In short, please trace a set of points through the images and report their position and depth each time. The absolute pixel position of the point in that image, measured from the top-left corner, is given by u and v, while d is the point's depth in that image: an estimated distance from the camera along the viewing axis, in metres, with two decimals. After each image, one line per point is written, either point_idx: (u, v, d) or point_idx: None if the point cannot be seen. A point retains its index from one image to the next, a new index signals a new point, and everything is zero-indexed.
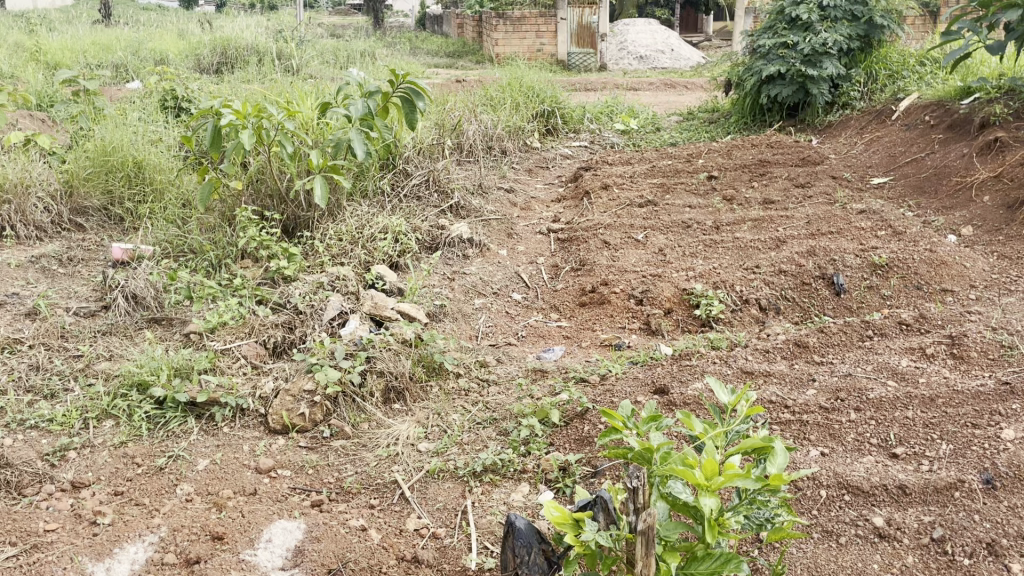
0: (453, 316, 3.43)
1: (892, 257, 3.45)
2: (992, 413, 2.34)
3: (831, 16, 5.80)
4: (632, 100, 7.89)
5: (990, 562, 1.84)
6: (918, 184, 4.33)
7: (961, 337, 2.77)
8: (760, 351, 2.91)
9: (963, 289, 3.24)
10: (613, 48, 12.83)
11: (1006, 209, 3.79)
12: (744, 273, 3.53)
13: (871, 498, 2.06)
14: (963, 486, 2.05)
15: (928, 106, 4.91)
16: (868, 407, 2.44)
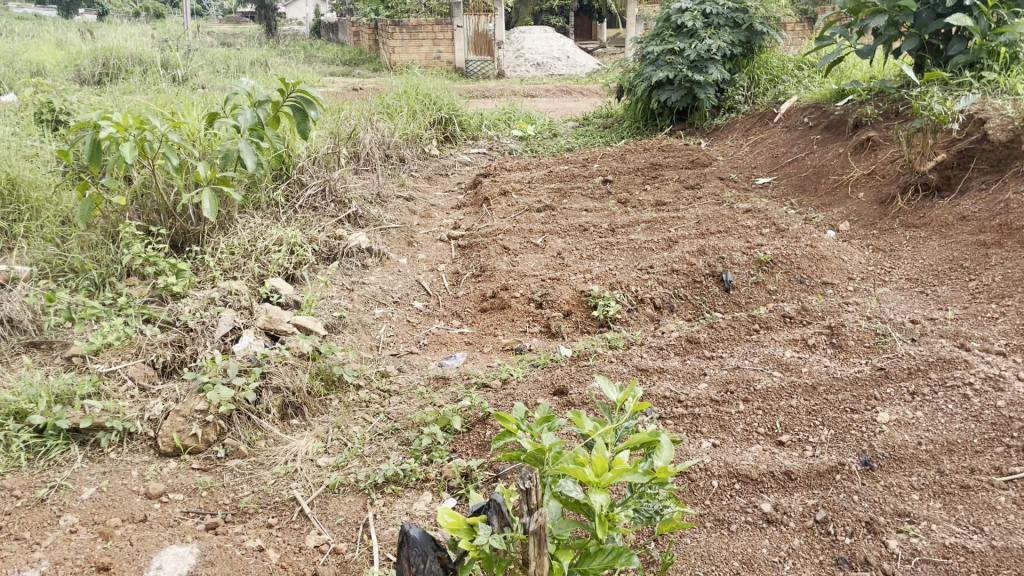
0: (353, 327, 3.38)
1: (777, 253, 3.60)
2: (868, 397, 2.47)
3: (714, 23, 6.01)
4: (528, 106, 7.98)
5: (869, 540, 1.93)
6: (799, 183, 4.54)
7: (840, 326, 2.91)
8: (655, 348, 2.99)
9: (842, 281, 3.40)
10: (510, 55, 12.94)
11: (879, 205, 4.01)
12: (638, 273, 3.62)
13: (759, 485, 2.15)
14: (843, 469, 2.16)
15: (806, 108, 5.16)
16: (755, 397, 2.55)
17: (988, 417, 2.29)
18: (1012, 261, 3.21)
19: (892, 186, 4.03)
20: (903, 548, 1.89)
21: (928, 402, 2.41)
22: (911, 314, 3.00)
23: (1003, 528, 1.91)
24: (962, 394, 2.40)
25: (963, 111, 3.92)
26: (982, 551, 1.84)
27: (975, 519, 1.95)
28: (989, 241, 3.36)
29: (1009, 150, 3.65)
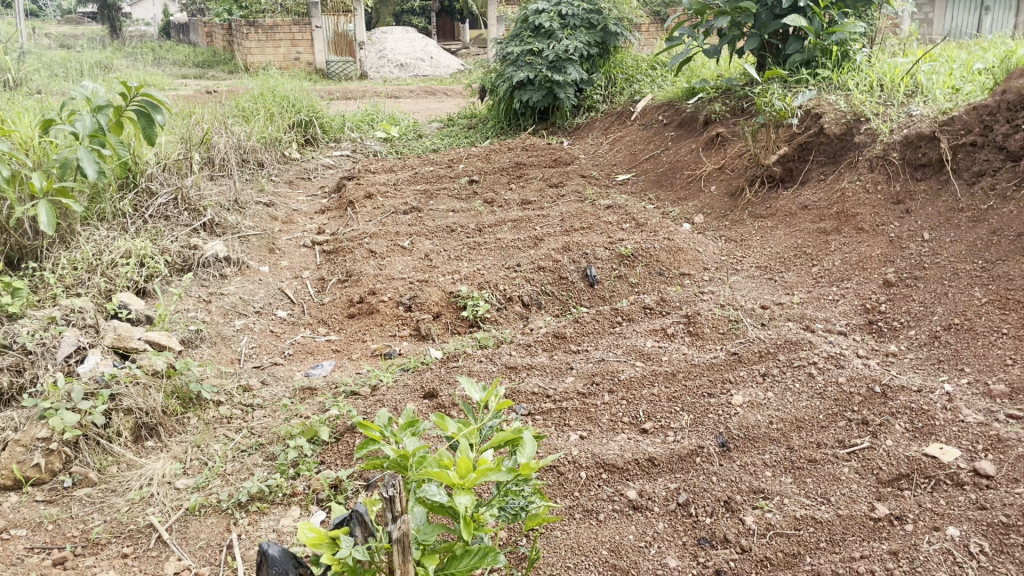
0: (212, 341, 3.24)
1: (637, 247, 3.71)
2: (724, 381, 2.59)
3: (571, 24, 6.14)
4: (392, 107, 7.91)
5: (728, 518, 2.02)
6: (657, 178, 4.71)
7: (696, 315, 3.03)
8: (523, 346, 3.01)
9: (698, 271, 3.55)
10: (372, 56, 12.79)
11: (730, 197, 4.22)
12: (506, 272, 3.64)
13: (625, 474, 2.21)
14: (703, 452, 2.25)
15: (660, 106, 5.35)
16: (620, 388, 2.62)
17: (831, 394, 2.44)
18: (848, 246, 3.45)
19: (741, 179, 4.24)
20: (759, 523, 1.99)
21: (777, 382, 2.55)
22: (761, 300, 3.17)
23: (847, 497, 2.05)
24: (808, 372, 2.56)
25: (801, 107, 4.16)
26: (830, 521, 1.97)
27: (822, 491, 2.08)
28: (828, 229, 3.59)
29: (844, 143, 3.91)
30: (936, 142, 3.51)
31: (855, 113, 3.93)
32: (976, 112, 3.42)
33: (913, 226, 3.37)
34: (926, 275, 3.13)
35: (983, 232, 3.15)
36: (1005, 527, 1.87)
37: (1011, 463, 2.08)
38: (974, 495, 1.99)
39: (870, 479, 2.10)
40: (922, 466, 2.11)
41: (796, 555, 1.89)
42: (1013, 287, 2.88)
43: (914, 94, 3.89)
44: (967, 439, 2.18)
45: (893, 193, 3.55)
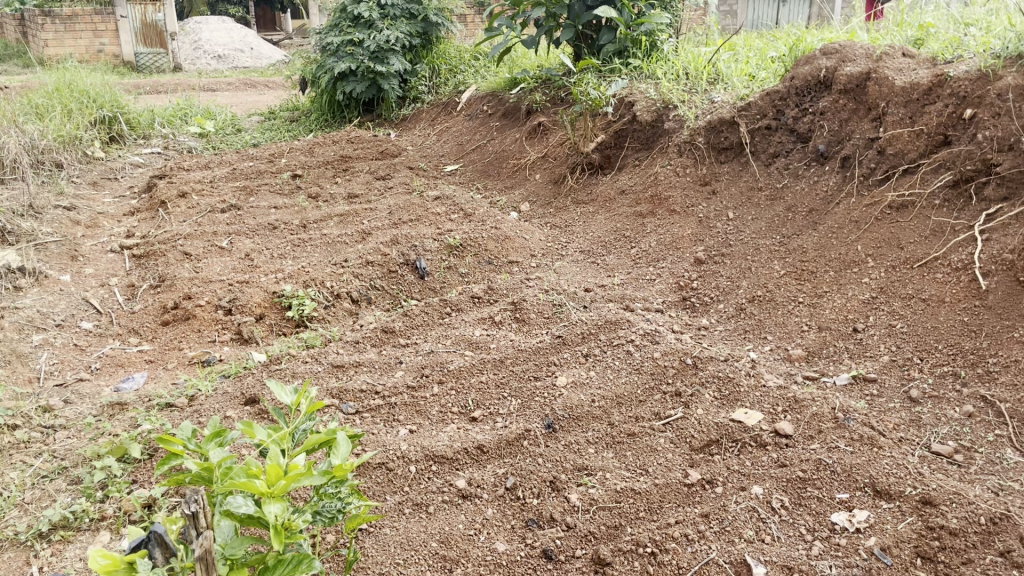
0: (5, 359, 2.96)
1: (465, 237, 3.72)
2: (549, 364, 2.65)
3: (390, 14, 6.02)
4: (208, 100, 7.53)
5: (553, 497, 2.07)
6: (483, 169, 4.75)
7: (522, 302, 3.08)
8: (351, 343, 2.95)
9: (525, 258, 3.61)
10: (186, 47, 12.12)
11: (553, 184, 4.33)
12: (333, 268, 3.53)
13: (454, 463, 2.21)
14: (530, 435, 2.29)
15: (484, 97, 5.39)
16: (449, 378, 2.62)
17: (648, 368, 2.56)
18: (663, 227, 3.62)
19: (563, 167, 4.35)
20: (583, 500, 2.04)
21: (598, 361, 2.64)
22: (584, 284, 3.27)
23: (663, 466, 2.15)
24: (627, 350, 2.67)
25: (616, 95, 4.32)
26: (647, 491, 2.05)
27: (641, 462, 2.17)
28: (645, 212, 3.76)
29: (655, 129, 4.09)
30: (736, 126, 3.74)
31: (664, 101, 4.12)
32: (769, 97, 3.66)
33: (719, 206, 3.59)
34: (731, 253, 3.34)
35: (780, 209, 3.40)
36: (802, 481, 2.04)
37: (806, 422, 2.26)
38: (776, 454, 2.15)
39: (684, 447, 2.22)
40: (730, 431, 2.24)
41: (618, 527, 1.96)
42: (806, 259, 3.13)
43: (716, 82, 4.13)
44: (768, 402, 2.35)
45: (700, 175, 3.75)
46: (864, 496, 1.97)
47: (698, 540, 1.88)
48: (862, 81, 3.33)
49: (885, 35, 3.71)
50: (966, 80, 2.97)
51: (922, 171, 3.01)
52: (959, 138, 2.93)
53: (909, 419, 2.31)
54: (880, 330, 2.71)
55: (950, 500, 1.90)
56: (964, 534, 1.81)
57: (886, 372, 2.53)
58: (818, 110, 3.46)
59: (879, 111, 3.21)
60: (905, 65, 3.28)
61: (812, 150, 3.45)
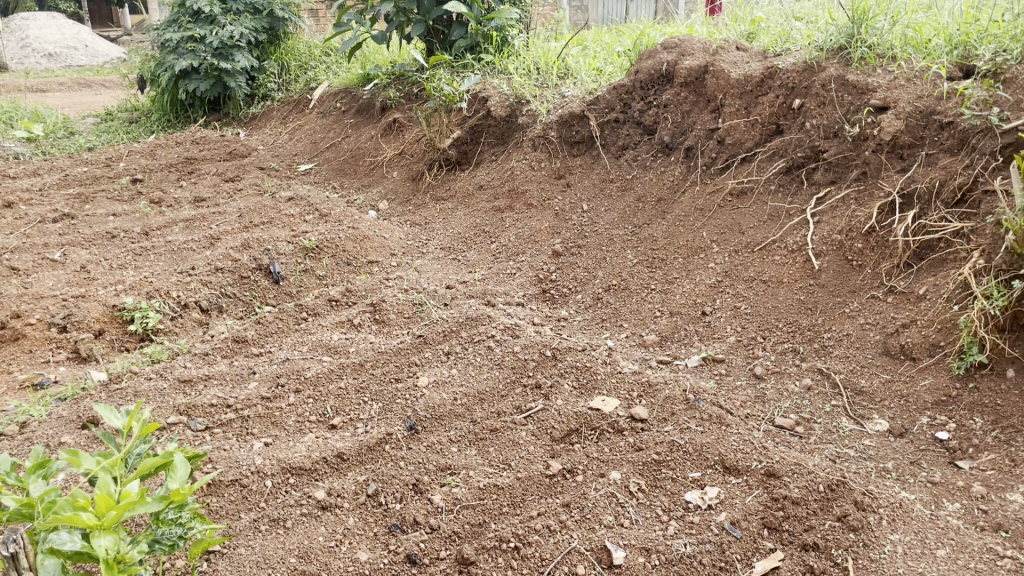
0: None
1: (321, 239, 3.61)
2: (410, 364, 2.62)
3: (233, 9, 5.80)
4: (36, 102, 7.02)
5: (416, 500, 2.03)
6: (339, 167, 4.64)
7: (381, 302, 3.02)
8: (200, 355, 2.81)
9: (385, 258, 3.55)
10: (11, 44, 11.22)
11: (411, 181, 4.29)
12: (179, 277, 3.34)
13: (313, 474, 2.14)
14: (391, 439, 2.26)
15: (337, 94, 5.26)
16: (306, 386, 2.54)
17: (509, 362, 2.57)
18: (521, 222, 3.65)
19: (420, 163, 4.31)
20: (446, 500, 2.02)
21: (460, 359, 2.63)
22: (445, 281, 3.25)
23: (525, 459, 2.16)
24: (488, 346, 2.67)
25: (469, 90, 4.30)
26: (510, 485, 2.06)
27: (503, 457, 2.18)
28: (503, 207, 3.78)
29: (509, 124, 4.11)
30: (586, 120, 3.82)
31: (517, 96, 4.14)
32: (615, 91, 3.75)
33: (574, 199, 3.66)
34: (587, 244, 3.41)
35: (631, 200, 3.50)
36: (657, 464, 2.10)
37: (660, 405, 2.33)
38: (632, 439, 2.20)
39: (545, 439, 2.24)
40: (589, 420, 2.28)
41: (481, 524, 1.95)
42: (657, 247, 3.24)
43: (566, 76, 4.19)
44: (624, 388, 2.41)
45: (554, 168, 3.81)
46: (714, 474, 2.05)
47: (560, 530, 1.90)
48: (701, 74, 3.46)
49: (721, 30, 3.87)
50: (794, 72, 3.14)
51: (758, 159, 3.17)
52: (790, 127, 3.11)
53: (755, 395, 2.43)
54: (726, 312, 2.84)
55: (792, 471, 2.01)
56: (805, 503, 1.92)
57: (734, 352, 2.66)
58: (661, 103, 3.58)
59: (717, 103, 3.36)
60: (739, 58, 3.44)
61: (658, 142, 3.57)
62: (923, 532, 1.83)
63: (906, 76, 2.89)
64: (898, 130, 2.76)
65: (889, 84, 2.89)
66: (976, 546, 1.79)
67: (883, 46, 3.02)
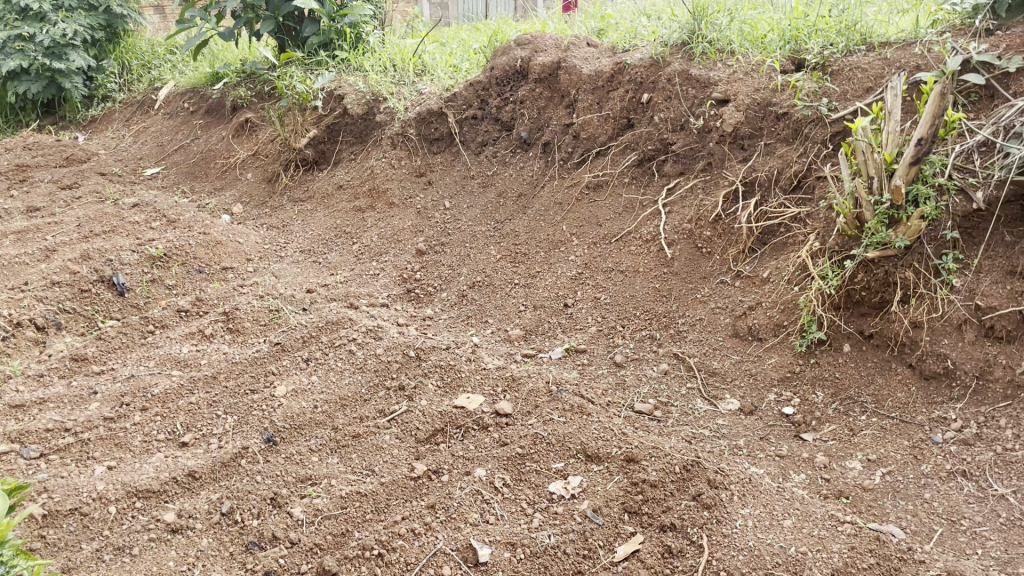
0: None
1: (169, 246, 3.42)
2: (267, 374, 2.52)
3: (65, 5, 5.40)
4: None
5: (275, 515, 1.96)
6: (189, 171, 4.42)
7: (234, 310, 2.89)
8: (34, 377, 2.61)
9: (241, 264, 3.42)
10: None
11: (267, 183, 4.15)
12: (9, 294, 3.08)
13: (162, 496, 2.03)
14: (246, 453, 2.16)
15: (184, 93, 5.01)
16: (154, 403, 2.40)
17: (371, 365, 2.51)
18: (382, 221, 3.60)
19: (276, 164, 4.17)
20: (307, 512, 1.95)
21: (320, 365, 2.56)
22: (305, 285, 3.15)
23: (389, 463, 2.12)
24: (349, 349, 2.61)
25: (323, 88, 4.19)
26: (373, 491, 2.01)
27: (367, 463, 2.13)
28: (363, 207, 3.71)
29: (367, 122, 4.03)
30: (444, 117, 3.79)
31: (373, 93, 4.06)
32: (472, 87, 3.75)
33: (435, 196, 3.63)
34: (450, 241, 3.39)
35: (492, 196, 3.51)
36: (521, 458, 2.11)
37: (524, 398, 2.34)
38: (497, 434, 2.20)
39: (409, 441, 2.20)
40: (453, 419, 2.27)
41: (344, 533, 1.90)
42: (519, 242, 3.26)
43: (423, 73, 4.15)
44: (488, 384, 2.41)
45: (414, 166, 3.77)
46: (577, 463, 2.08)
47: (425, 533, 1.88)
48: (554, 70, 3.51)
49: (573, 27, 3.93)
50: (642, 67, 3.23)
51: (612, 153, 3.25)
52: (640, 121, 3.21)
53: (615, 383, 2.48)
54: (587, 303, 2.89)
55: (650, 455, 2.06)
56: (662, 485, 1.97)
57: (595, 342, 2.71)
58: (517, 99, 3.60)
59: (571, 98, 3.42)
60: (590, 54, 3.51)
61: (516, 138, 3.60)
62: (771, 505, 1.92)
63: (744, 70, 3.03)
64: (738, 121, 2.89)
65: (729, 77, 3.01)
66: (819, 515, 1.89)
67: (723, 41, 3.15)
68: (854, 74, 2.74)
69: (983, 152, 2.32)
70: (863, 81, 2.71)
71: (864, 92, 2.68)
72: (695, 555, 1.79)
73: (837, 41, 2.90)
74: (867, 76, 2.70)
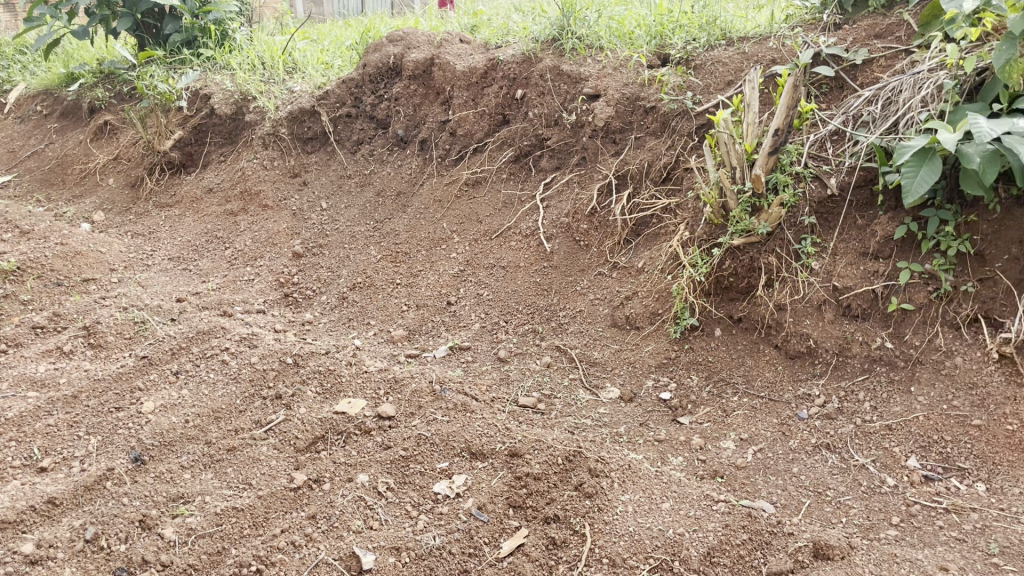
0: None
1: (23, 258, 3.20)
2: (133, 390, 2.40)
3: None
4: None
5: (144, 538, 1.86)
6: (44, 178, 4.15)
7: (96, 324, 2.74)
8: None
9: (104, 274, 3.24)
10: None
11: (131, 188, 3.95)
12: None
13: (19, 527, 1.89)
14: (112, 475, 2.05)
15: (36, 96, 4.70)
16: (8, 428, 2.25)
17: (246, 375, 2.43)
18: (256, 224, 3.48)
19: (140, 168, 3.97)
20: (180, 532, 1.87)
21: (191, 377, 2.45)
22: (175, 294, 3.01)
23: (267, 475, 2.05)
24: (221, 359, 2.51)
25: (188, 87, 4.01)
26: (250, 506, 1.94)
27: (244, 476, 2.05)
28: (235, 210, 3.58)
29: (236, 122, 3.90)
30: (317, 116, 3.71)
31: (241, 92, 3.92)
32: (345, 85, 3.68)
33: (311, 197, 3.54)
34: (328, 243, 3.32)
35: (370, 195, 3.46)
36: (404, 460, 2.08)
37: (407, 400, 2.31)
38: (380, 438, 2.17)
39: (288, 451, 2.14)
40: (334, 425, 2.21)
41: (221, 551, 1.83)
42: (399, 242, 3.22)
43: (294, 71, 4.04)
44: (370, 388, 2.36)
45: (288, 167, 3.66)
46: (461, 461, 2.07)
47: (306, 544, 1.83)
48: (427, 67, 3.49)
49: (446, 23, 3.91)
50: (514, 63, 3.26)
51: (489, 149, 3.26)
52: (515, 117, 3.23)
53: (499, 378, 2.49)
54: (470, 300, 2.89)
55: (533, 448, 2.07)
56: (546, 477, 1.99)
57: (479, 339, 2.71)
58: (391, 96, 3.56)
59: (446, 95, 3.40)
60: (463, 51, 3.51)
61: (392, 136, 3.55)
62: (650, 489, 1.97)
63: (613, 65, 3.09)
64: (609, 116, 2.95)
65: (599, 73, 3.07)
66: (695, 495, 1.95)
67: (591, 37, 3.21)
68: (716, 69, 2.84)
69: (834, 141, 2.46)
70: (724, 75, 2.82)
71: (725, 85, 2.79)
72: (579, 544, 1.82)
73: (699, 37, 3.01)
74: (728, 70, 2.81)
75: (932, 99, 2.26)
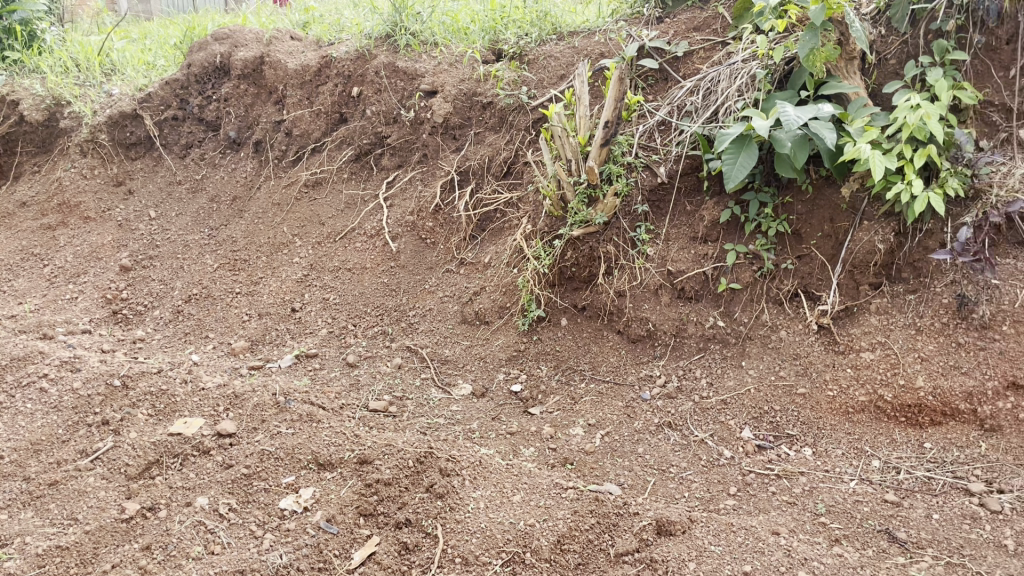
0: None
1: None
2: None
3: None
4: None
5: None
6: None
7: None
8: None
9: None
10: None
11: None
12: None
13: None
14: None
15: None
16: None
17: (68, 403, 2.26)
18: (78, 238, 3.25)
19: None
20: None
21: (5, 410, 2.26)
22: None
23: (95, 508, 1.91)
24: (39, 387, 2.32)
25: None
26: (76, 542, 1.81)
27: (69, 511, 1.91)
28: (54, 224, 3.33)
29: (50, 129, 3.61)
30: (140, 120, 3.49)
31: (54, 96, 3.64)
32: (168, 86, 3.49)
33: (138, 206, 3.34)
34: (160, 254, 3.14)
35: (204, 201, 3.30)
36: (247, 478, 2.00)
37: (248, 414, 2.22)
38: (220, 457, 2.07)
39: (119, 479, 2.01)
40: (169, 447, 2.10)
41: None
42: (237, 248, 3.09)
43: (112, 72, 3.78)
44: (207, 406, 2.25)
45: (111, 175, 3.44)
46: (309, 474, 2.01)
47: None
48: (258, 65, 3.37)
49: (276, 19, 3.77)
50: (348, 60, 3.19)
51: (327, 149, 3.17)
52: (353, 115, 3.17)
53: (348, 383, 2.43)
54: (315, 305, 2.81)
55: (383, 453, 2.04)
56: (396, 481, 1.96)
57: (326, 345, 2.64)
58: (220, 97, 3.42)
59: (279, 95, 3.30)
60: (294, 48, 3.40)
61: (223, 138, 3.40)
62: (501, 483, 1.98)
63: (448, 61, 3.08)
64: (447, 112, 2.94)
65: (435, 69, 3.06)
66: (545, 484, 1.98)
67: (425, 33, 3.19)
68: (548, 63, 2.89)
69: (662, 131, 2.54)
70: (556, 69, 2.87)
71: (557, 79, 2.84)
72: (431, 546, 1.80)
73: (530, 31, 3.05)
74: (559, 64, 2.87)
75: (747, 87, 2.38)
